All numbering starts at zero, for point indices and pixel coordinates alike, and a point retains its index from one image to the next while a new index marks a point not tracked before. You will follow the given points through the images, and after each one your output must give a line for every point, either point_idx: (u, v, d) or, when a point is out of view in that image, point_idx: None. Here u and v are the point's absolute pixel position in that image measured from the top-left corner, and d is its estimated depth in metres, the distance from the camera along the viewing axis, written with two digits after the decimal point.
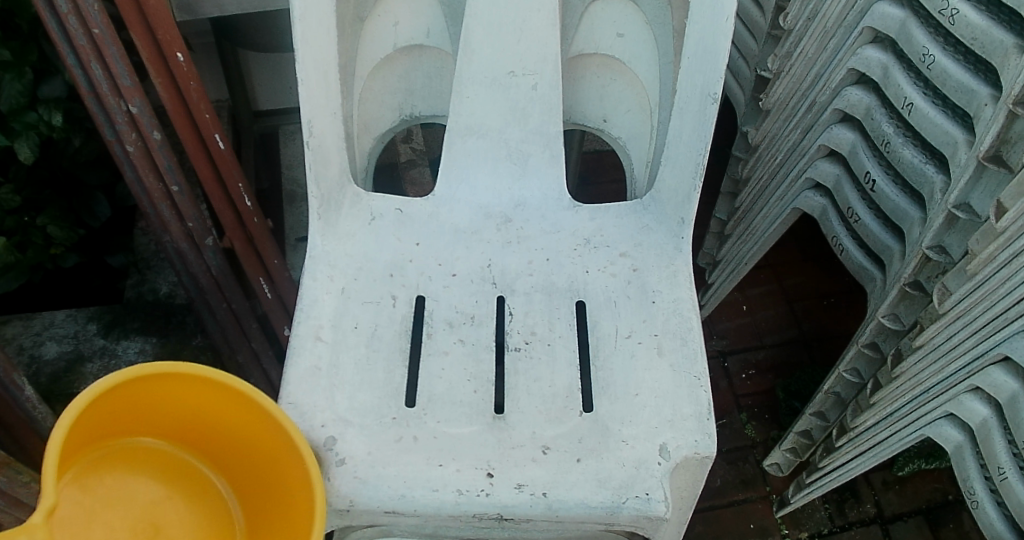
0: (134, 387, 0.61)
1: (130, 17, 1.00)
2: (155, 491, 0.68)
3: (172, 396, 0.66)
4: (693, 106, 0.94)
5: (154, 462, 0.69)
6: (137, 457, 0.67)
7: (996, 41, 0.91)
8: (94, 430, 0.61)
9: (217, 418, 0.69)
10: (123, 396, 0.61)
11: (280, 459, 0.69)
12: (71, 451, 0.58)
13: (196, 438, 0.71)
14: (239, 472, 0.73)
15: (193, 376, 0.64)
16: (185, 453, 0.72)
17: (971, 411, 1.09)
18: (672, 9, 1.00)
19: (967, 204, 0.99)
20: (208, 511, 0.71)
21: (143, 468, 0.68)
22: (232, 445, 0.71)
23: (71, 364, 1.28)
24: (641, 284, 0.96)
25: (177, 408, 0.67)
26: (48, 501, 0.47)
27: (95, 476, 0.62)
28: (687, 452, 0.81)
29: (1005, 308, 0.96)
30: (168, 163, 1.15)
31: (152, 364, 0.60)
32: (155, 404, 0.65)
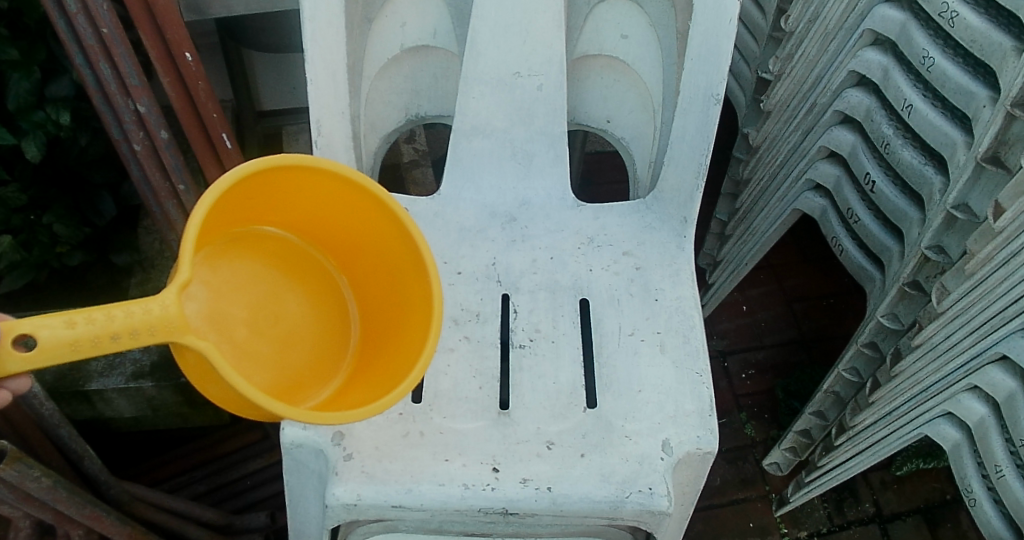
0: (263, 179, 0.74)
1: (138, 16, 1.03)
2: (280, 269, 0.86)
3: (293, 189, 0.80)
4: (696, 107, 0.96)
5: (280, 246, 0.86)
6: (265, 239, 0.84)
7: (995, 44, 0.92)
8: (231, 213, 0.76)
9: (336, 210, 0.84)
10: (255, 188, 0.75)
11: (394, 249, 0.85)
12: (212, 231, 0.75)
13: (315, 227, 0.88)
14: (352, 258, 0.90)
15: (315, 173, 0.77)
16: (306, 239, 0.89)
17: (968, 410, 1.11)
18: (675, 12, 1.01)
19: (965, 205, 1.00)
20: (328, 286, 0.90)
21: (271, 250, 0.85)
22: (348, 234, 0.87)
23: (76, 362, 1.29)
24: (644, 282, 0.97)
25: (303, 200, 0.82)
26: (181, 277, 0.62)
27: (227, 257, 0.79)
28: (690, 447, 0.83)
29: (1002, 307, 0.97)
30: (175, 162, 1.15)
31: (276, 160, 0.72)
32: (284, 197, 0.80)
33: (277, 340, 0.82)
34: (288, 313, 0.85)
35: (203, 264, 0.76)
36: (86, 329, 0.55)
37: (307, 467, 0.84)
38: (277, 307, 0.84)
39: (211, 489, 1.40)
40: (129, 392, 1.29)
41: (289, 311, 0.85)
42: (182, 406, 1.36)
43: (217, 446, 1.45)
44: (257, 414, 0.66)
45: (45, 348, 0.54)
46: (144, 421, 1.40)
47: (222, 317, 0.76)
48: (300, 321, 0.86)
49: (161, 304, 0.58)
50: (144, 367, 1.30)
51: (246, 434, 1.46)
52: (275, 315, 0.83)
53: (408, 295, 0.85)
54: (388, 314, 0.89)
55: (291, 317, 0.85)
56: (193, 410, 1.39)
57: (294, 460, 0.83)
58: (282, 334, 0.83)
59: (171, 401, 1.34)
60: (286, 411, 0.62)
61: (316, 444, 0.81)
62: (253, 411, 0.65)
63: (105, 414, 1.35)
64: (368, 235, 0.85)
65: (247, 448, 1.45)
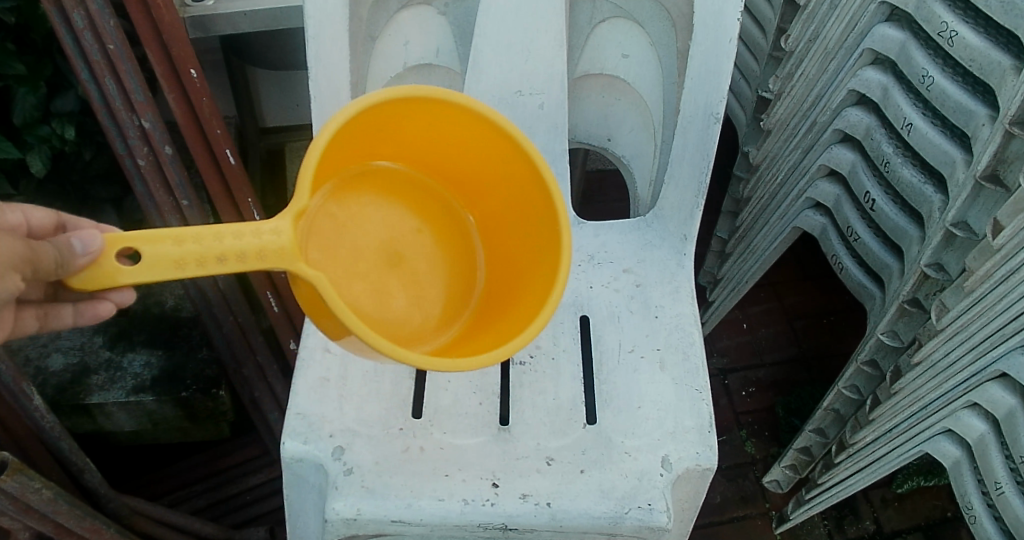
0: (383, 116, 0.77)
1: (144, 32, 1.03)
2: (402, 201, 0.91)
3: (412, 126, 0.82)
4: (696, 126, 0.97)
5: (403, 179, 0.91)
6: (390, 173, 0.90)
7: (993, 63, 0.94)
8: (353, 150, 0.81)
9: (459, 147, 0.87)
10: (375, 125, 0.79)
11: (519, 187, 0.87)
12: (334, 168, 0.80)
13: (438, 163, 0.91)
14: (475, 194, 0.94)
15: (436, 109, 0.80)
16: (429, 173, 0.93)
17: (969, 427, 1.12)
18: (676, 32, 1.03)
19: (964, 222, 1.01)
20: (450, 219, 0.95)
21: (393, 183, 0.90)
22: (472, 169, 0.90)
23: (77, 375, 1.29)
24: (644, 299, 0.97)
25: (427, 136, 0.85)
26: (297, 208, 0.66)
27: (354, 190, 0.86)
28: (689, 464, 0.83)
29: (1002, 324, 0.98)
30: (179, 178, 1.16)
31: (395, 96, 0.74)
32: (408, 132, 0.84)
33: (398, 272, 0.89)
34: (410, 246, 0.91)
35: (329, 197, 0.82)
36: (192, 248, 0.61)
37: (306, 482, 0.84)
38: (398, 240, 0.90)
39: (211, 503, 1.39)
40: (129, 406, 1.29)
41: (411, 245, 0.91)
42: (182, 420, 1.36)
43: (219, 460, 1.46)
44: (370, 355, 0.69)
45: (153, 259, 0.61)
46: (145, 435, 1.40)
47: (342, 251, 0.83)
48: (421, 254, 0.92)
49: (277, 232, 0.64)
50: (145, 381, 1.30)
51: (248, 449, 1.47)
52: (397, 248, 0.89)
53: (531, 235, 0.88)
54: (512, 249, 0.92)
55: (412, 251, 0.91)
56: (193, 424, 1.39)
57: (294, 475, 0.83)
58: (403, 266, 0.90)
59: (171, 414, 1.34)
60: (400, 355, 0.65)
61: (317, 458, 0.82)
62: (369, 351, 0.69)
63: (105, 428, 1.35)
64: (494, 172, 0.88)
65: (247, 463, 1.45)
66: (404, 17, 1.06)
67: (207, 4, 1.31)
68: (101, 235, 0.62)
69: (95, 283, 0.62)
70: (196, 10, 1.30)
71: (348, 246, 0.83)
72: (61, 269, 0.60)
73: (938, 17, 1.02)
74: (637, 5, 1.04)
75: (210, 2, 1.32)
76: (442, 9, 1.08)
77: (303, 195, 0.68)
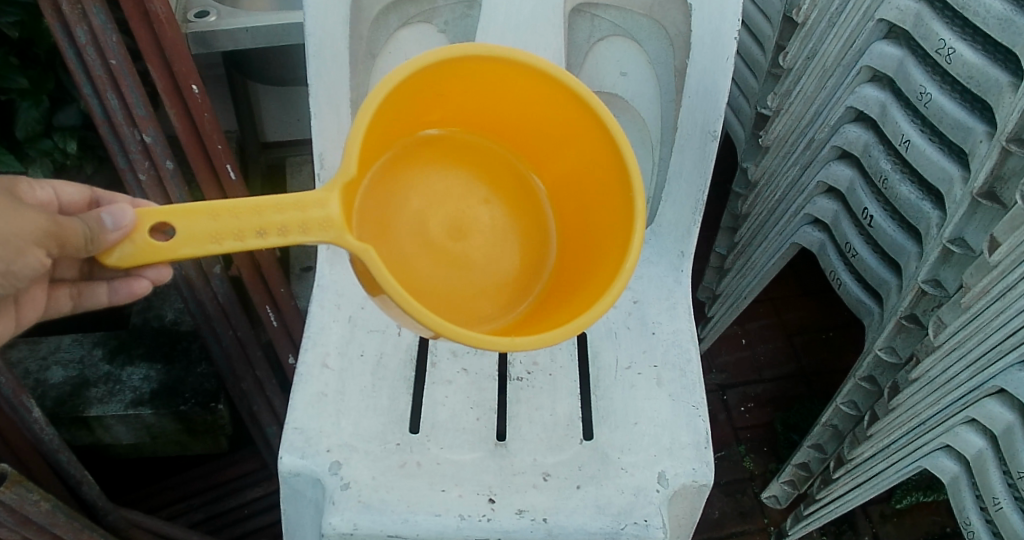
0: (428, 80, 0.80)
1: (147, 50, 1.05)
2: (466, 167, 0.94)
3: (462, 87, 0.84)
4: (693, 143, 0.98)
5: (464, 145, 0.94)
6: (448, 141, 0.93)
7: (993, 80, 0.95)
8: (403, 122, 0.85)
9: (515, 105, 0.88)
10: (423, 93, 0.82)
11: (587, 146, 0.86)
12: (387, 140, 0.85)
13: (501, 127, 0.93)
14: (543, 157, 0.95)
15: (484, 72, 0.81)
16: (492, 137, 0.95)
17: (967, 443, 1.12)
18: (674, 50, 1.04)
19: (961, 239, 1.02)
20: (520, 184, 0.97)
21: (452, 150, 0.94)
22: (534, 131, 0.91)
23: (76, 388, 1.30)
24: (641, 316, 0.97)
25: (482, 99, 0.87)
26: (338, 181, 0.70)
27: (413, 158, 0.91)
28: (685, 480, 0.84)
29: (1000, 339, 0.99)
30: (179, 192, 1.17)
31: (438, 60, 0.76)
32: (459, 97, 0.86)
33: (463, 241, 0.92)
34: (477, 213, 0.94)
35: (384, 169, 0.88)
36: (233, 222, 0.65)
37: (303, 497, 0.84)
38: (462, 209, 0.93)
39: (209, 517, 1.39)
40: (128, 419, 1.29)
41: (477, 212, 0.94)
42: (180, 433, 1.36)
43: (217, 474, 1.45)
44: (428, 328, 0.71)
45: (197, 234, 0.65)
46: (143, 448, 1.40)
47: (398, 222, 0.88)
48: (489, 221, 0.95)
49: (323, 206, 0.67)
50: (144, 394, 1.30)
51: (246, 463, 1.46)
52: (461, 216, 0.93)
53: (602, 197, 0.87)
54: (581, 207, 0.93)
55: (479, 218, 0.94)
56: (192, 438, 1.39)
57: (291, 490, 0.83)
58: (469, 234, 0.93)
59: (169, 428, 1.34)
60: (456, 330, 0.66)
61: (314, 473, 0.82)
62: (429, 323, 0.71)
63: (103, 440, 1.35)
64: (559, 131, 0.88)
65: (247, 476, 1.44)
66: (404, 34, 1.08)
67: (209, 20, 1.33)
68: (135, 211, 0.66)
69: (136, 258, 0.66)
70: (198, 26, 1.32)
71: (410, 218, 0.89)
72: (91, 244, 0.64)
73: (936, 35, 1.03)
74: (635, 23, 1.06)
75: (212, 18, 1.34)
76: (442, 26, 1.09)
77: (350, 165, 0.72)
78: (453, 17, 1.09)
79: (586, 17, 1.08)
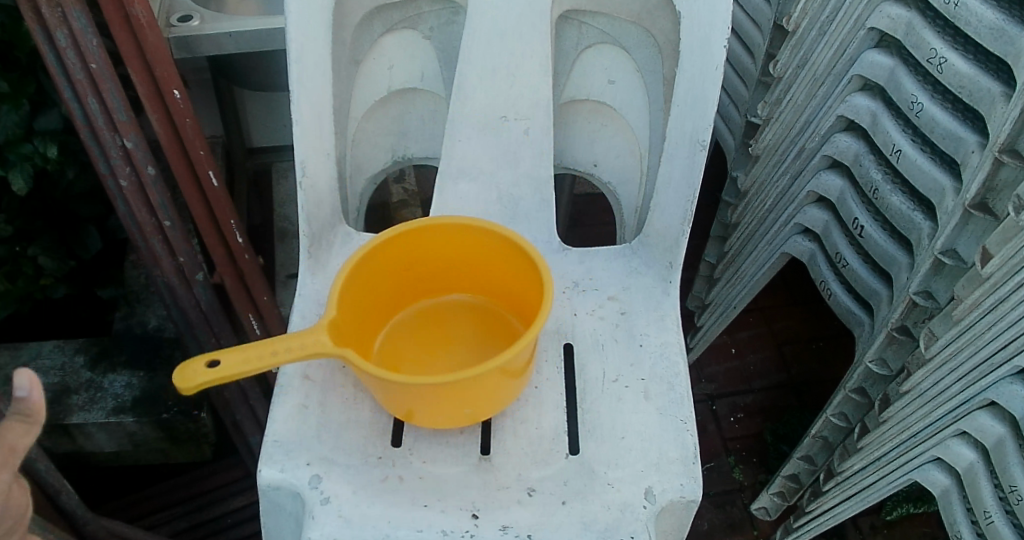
0: (370, 271, 0.85)
1: (127, 53, 1.02)
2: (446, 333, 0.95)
3: (406, 261, 0.89)
4: (682, 153, 0.96)
5: (427, 312, 0.97)
6: (414, 317, 0.96)
7: (984, 90, 0.94)
8: (376, 317, 0.91)
9: (445, 262, 0.92)
10: (376, 292, 0.88)
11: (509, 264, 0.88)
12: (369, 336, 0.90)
13: (444, 284, 0.96)
14: (469, 283, 0.96)
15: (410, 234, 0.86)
16: (438, 296, 0.98)
17: (958, 456, 1.10)
18: (662, 57, 1.02)
19: (953, 250, 1.01)
20: (451, 311, 0.97)
21: (419, 312, 0.96)
22: (468, 269, 0.93)
23: (57, 395, 1.26)
24: (629, 327, 0.96)
25: (423, 263, 0.90)
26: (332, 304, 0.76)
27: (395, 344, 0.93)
28: (673, 496, 0.82)
29: (991, 353, 0.97)
30: (161, 198, 1.14)
31: (379, 236, 0.84)
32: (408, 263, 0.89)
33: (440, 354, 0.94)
34: (443, 326, 0.96)
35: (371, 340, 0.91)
36: (256, 365, 0.70)
37: (283, 510, 0.82)
38: (426, 321, 0.96)
39: (192, 525, 1.37)
40: (109, 427, 1.26)
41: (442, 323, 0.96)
42: (162, 442, 1.33)
43: (201, 482, 1.42)
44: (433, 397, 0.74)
45: (229, 370, 0.70)
46: (125, 457, 1.36)
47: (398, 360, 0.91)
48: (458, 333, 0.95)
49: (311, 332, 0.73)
50: (125, 402, 1.26)
51: (230, 472, 1.43)
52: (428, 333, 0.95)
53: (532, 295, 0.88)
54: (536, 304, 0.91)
55: (448, 325, 0.96)
56: (174, 446, 1.35)
57: (271, 503, 0.81)
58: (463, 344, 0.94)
59: (152, 437, 1.30)
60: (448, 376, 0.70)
61: (293, 487, 0.79)
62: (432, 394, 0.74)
63: (85, 449, 1.31)
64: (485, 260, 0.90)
65: (231, 485, 1.41)
66: (387, 41, 1.07)
67: (193, 25, 1.32)
68: (179, 375, 0.70)
69: (198, 379, 0.69)
70: (182, 31, 1.31)
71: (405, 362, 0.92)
72: None
73: (927, 44, 1.02)
74: (623, 31, 1.05)
75: (195, 23, 1.32)
76: (427, 32, 1.08)
77: (333, 306, 0.77)
78: (439, 24, 1.07)
79: (573, 24, 1.07)
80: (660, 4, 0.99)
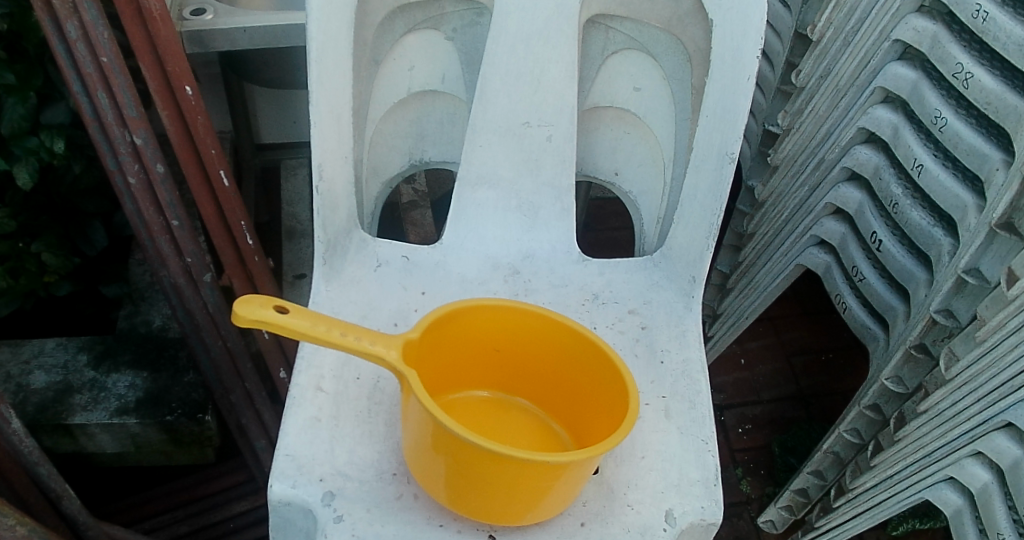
0: (455, 331, 0.81)
1: (139, 47, 0.98)
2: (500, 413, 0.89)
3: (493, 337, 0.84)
4: (710, 165, 0.94)
5: (488, 404, 0.91)
6: (471, 403, 0.91)
7: (1009, 106, 0.91)
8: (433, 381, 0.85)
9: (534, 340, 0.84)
10: (443, 354, 0.83)
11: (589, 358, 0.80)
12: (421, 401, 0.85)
13: (510, 382, 0.90)
14: (533, 386, 0.90)
15: (505, 313, 0.82)
16: (505, 395, 0.92)
17: (972, 476, 1.05)
18: (691, 67, 1.00)
19: (976, 269, 0.98)
20: (513, 415, 0.91)
21: (477, 402, 0.91)
22: (542, 376, 0.87)
23: (58, 394, 1.23)
24: (649, 343, 0.93)
25: (493, 355, 0.87)
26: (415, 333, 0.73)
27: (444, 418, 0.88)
28: (694, 519, 0.78)
29: (1013, 375, 0.94)
30: (169, 197, 1.10)
31: (469, 304, 0.79)
32: (478, 352, 0.86)
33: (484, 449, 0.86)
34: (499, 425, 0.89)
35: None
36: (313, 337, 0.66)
37: (295, 525, 0.79)
38: (486, 411, 0.90)
39: (194, 530, 1.35)
40: (112, 428, 1.23)
41: (499, 422, 0.89)
42: (166, 444, 1.30)
43: (202, 485, 1.39)
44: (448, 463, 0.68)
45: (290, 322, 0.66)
46: (127, 458, 1.34)
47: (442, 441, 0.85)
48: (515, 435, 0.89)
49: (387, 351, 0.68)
50: (129, 403, 1.23)
51: (233, 475, 1.40)
52: (484, 423, 0.89)
53: (595, 399, 0.82)
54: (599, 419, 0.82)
55: (504, 429, 0.88)
56: (177, 448, 1.32)
57: (281, 518, 0.78)
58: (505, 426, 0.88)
59: (155, 438, 1.28)
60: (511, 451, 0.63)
61: (305, 503, 0.76)
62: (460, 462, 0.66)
63: (86, 449, 1.28)
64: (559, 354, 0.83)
65: (233, 489, 1.39)
66: (410, 40, 1.04)
67: (206, 19, 1.29)
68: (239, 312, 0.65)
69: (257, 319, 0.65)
70: (195, 25, 1.28)
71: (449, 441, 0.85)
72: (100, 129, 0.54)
73: (953, 58, 0.99)
74: (651, 37, 1.03)
75: (208, 17, 1.29)
76: (449, 33, 1.05)
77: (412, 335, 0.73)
78: (463, 24, 1.05)
79: (601, 28, 1.05)
80: (693, 11, 0.97)
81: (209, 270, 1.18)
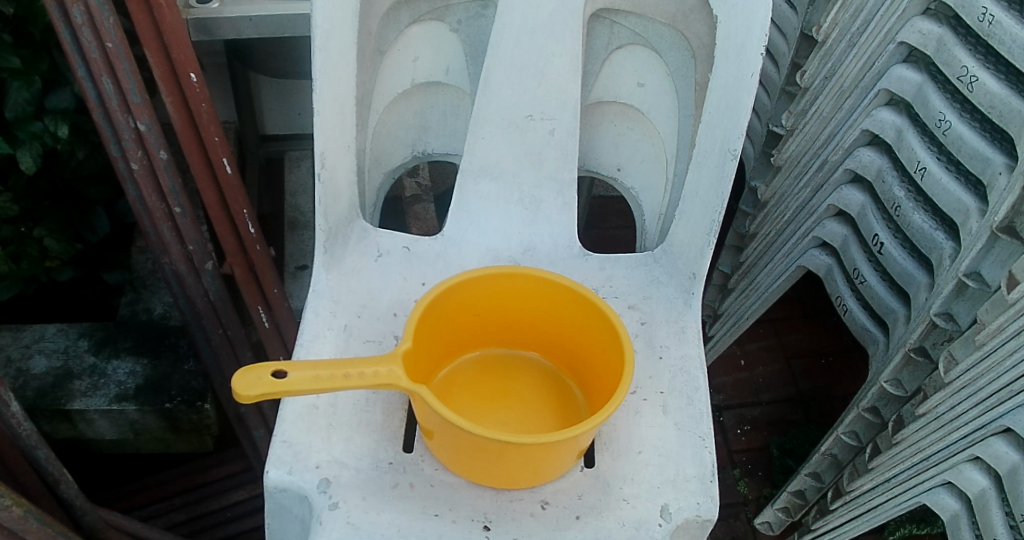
0: (455, 302, 0.82)
1: (144, 33, 0.97)
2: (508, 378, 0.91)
3: (494, 304, 0.86)
4: (713, 161, 0.94)
5: (501, 361, 0.93)
6: (482, 360, 0.93)
7: (1014, 110, 0.91)
8: (439, 353, 0.87)
9: (535, 305, 0.86)
10: (446, 327, 0.84)
11: (588, 319, 0.82)
12: (429, 372, 0.86)
13: (521, 339, 0.92)
14: (543, 343, 0.91)
15: (505, 284, 0.83)
16: (517, 350, 0.94)
17: (970, 481, 1.05)
18: (695, 63, 1.00)
19: (977, 273, 0.98)
20: (525, 370, 0.93)
21: (490, 359, 0.93)
22: (551, 334, 0.89)
23: (58, 379, 1.24)
24: (648, 338, 0.93)
25: (503, 317, 0.88)
26: (409, 338, 0.72)
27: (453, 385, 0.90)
28: (689, 515, 0.78)
29: (1013, 380, 0.93)
30: (172, 184, 1.10)
31: (466, 276, 0.80)
32: (488, 316, 0.87)
33: (498, 407, 0.89)
34: (512, 380, 0.91)
35: (430, 380, 0.87)
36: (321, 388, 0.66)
37: (290, 511, 0.79)
38: (499, 368, 0.92)
39: (191, 518, 1.36)
40: (112, 414, 1.23)
41: (511, 378, 0.91)
42: (164, 431, 1.30)
43: (201, 474, 1.40)
44: (481, 456, 0.71)
45: (294, 382, 0.66)
46: (126, 444, 1.34)
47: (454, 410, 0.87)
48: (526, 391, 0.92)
49: (387, 368, 0.69)
50: (128, 389, 1.24)
51: (231, 464, 1.41)
52: (497, 380, 0.91)
53: (599, 360, 0.83)
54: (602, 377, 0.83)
55: (516, 385, 0.91)
56: (176, 436, 1.33)
57: (278, 505, 0.78)
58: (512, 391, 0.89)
59: (153, 425, 1.28)
60: (543, 438, 0.65)
61: (301, 490, 0.76)
62: (488, 450, 0.68)
63: (85, 435, 1.29)
64: (562, 316, 0.85)
65: (231, 478, 1.39)
66: (414, 31, 1.05)
67: (212, 7, 1.29)
68: (246, 394, 0.65)
69: (258, 394, 0.65)
70: (201, 13, 1.28)
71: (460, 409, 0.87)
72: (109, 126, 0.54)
73: (958, 61, 0.99)
74: (656, 32, 1.03)
75: (215, 5, 1.30)
76: (453, 25, 1.06)
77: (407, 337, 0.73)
78: (467, 16, 1.05)
79: (606, 23, 1.05)
80: (697, 6, 0.97)
81: (211, 258, 1.19)
